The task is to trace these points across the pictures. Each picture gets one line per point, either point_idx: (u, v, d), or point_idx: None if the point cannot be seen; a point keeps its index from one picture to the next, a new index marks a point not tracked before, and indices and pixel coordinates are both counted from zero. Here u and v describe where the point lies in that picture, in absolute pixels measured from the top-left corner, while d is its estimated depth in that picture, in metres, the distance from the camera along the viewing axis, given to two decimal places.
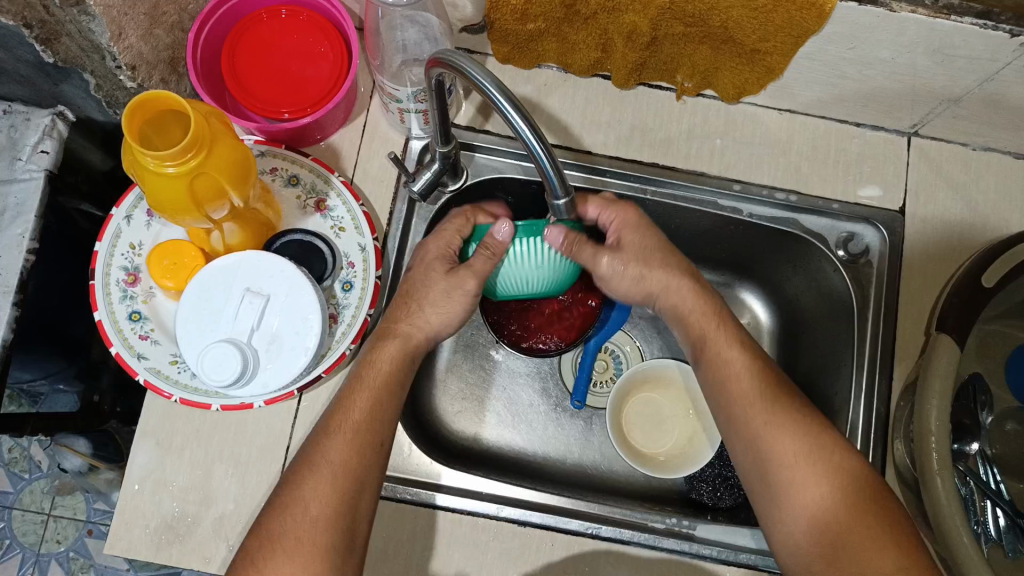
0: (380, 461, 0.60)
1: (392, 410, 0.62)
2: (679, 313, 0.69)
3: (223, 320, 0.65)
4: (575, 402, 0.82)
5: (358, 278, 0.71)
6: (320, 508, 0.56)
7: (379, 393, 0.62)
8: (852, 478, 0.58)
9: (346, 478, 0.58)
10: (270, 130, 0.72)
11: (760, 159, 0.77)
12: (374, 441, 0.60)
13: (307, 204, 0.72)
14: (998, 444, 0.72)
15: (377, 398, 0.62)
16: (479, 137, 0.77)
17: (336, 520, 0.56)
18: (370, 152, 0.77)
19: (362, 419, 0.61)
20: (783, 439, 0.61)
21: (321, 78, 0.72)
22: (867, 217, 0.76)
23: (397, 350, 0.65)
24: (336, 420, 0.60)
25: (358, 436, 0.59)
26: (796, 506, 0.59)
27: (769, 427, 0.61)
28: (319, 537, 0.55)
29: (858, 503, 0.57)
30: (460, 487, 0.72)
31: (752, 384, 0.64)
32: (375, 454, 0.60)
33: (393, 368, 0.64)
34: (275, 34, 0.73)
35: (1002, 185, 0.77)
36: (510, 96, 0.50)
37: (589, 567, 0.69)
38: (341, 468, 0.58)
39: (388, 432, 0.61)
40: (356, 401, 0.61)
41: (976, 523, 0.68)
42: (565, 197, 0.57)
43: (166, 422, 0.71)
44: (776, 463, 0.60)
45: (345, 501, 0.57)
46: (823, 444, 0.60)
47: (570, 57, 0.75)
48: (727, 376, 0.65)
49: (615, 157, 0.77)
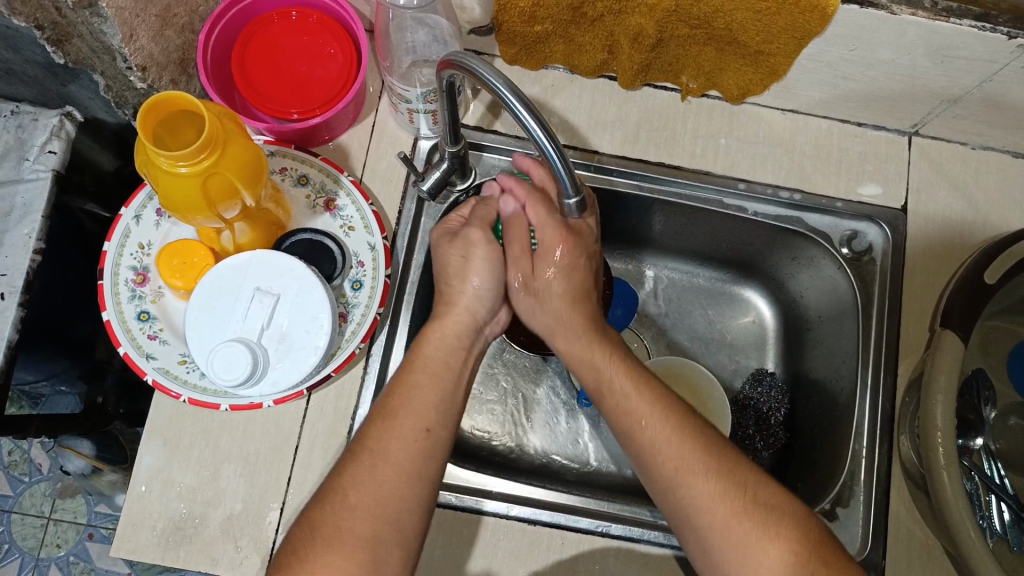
0: (430, 453, 0.57)
1: (451, 403, 0.60)
2: (572, 358, 0.65)
3: (233, 319, 0.65)
4: (580, 400, 0.83)
5: (366, 278, 0.71)
6: (360, 498, 0.54)
7: (438, 384, 0.61)
8: (797, 536, 0.53)
9: (388, 467, 0.55)
10: (279, 131, 0.72)
11: (764, 159, 0.78)
12: (419, 429, 0.58)
13: (316, 204, 0.73)
14: (1002, 439, 0.72)
15: (429, 386, 0.60)
16: (487, 137, 0.78)
17: (380, 514, 0.54)
18: (379, 152, 0.77)
19: (419, 409, 0.59)
20: (698, 484, 0.55)
21: (330, 79, 0.73)
22: (870, 216, 0.77)
23: (444, 331, 0.63)
24: (385, 410, 0.59)
25: (402, 425, 0.57)
26: (731, 554, 0.53)
27: (681, 477, 0.56)
28: (358, 529, 0.53)
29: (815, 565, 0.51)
30: (506, 493, 0.72)
31: (656, 424, 0.58)
32: (422, 443, 0.57)
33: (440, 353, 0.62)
34: (284, 35, 0.73)
35: (1001, 183, 0.78)
36: (521, 98, 0.51)
37: (599, 565, 0.70)
38: (388, 457, 0.56)
39: (436, 420, 0.59)
40: (406, 392, 0.60)
41: (981, 518, 0.69)
42: (575, 196, 0.57)
43: (175, 423, 0.71)
44: (698, 514, 0.54)
45: (389, 494, 0.54)
46: (745, 489, 0.54)
47: (577, 58, 0.76)
48: (626, 416, 0.60)
49: (621, 156, 0.78)
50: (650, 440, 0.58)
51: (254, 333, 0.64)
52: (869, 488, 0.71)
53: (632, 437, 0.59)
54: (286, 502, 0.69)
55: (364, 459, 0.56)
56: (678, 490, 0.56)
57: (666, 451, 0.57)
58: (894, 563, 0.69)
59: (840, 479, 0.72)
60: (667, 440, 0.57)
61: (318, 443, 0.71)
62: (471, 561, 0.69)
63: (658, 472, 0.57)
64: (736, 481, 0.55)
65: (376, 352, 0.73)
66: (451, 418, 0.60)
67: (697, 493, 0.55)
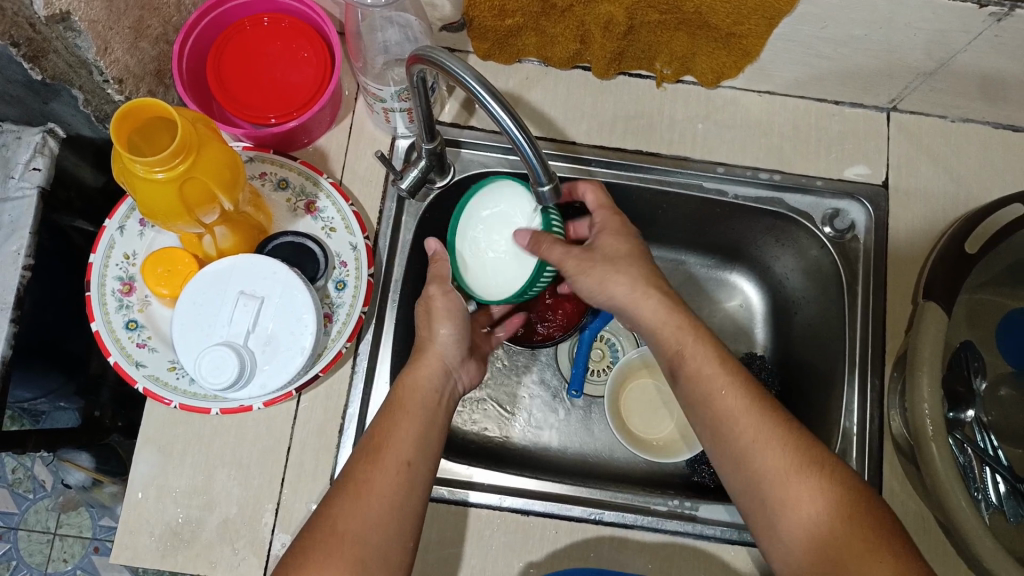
0: (410, 486, 0.58)
1: (432, 437, 0.62)
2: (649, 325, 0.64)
3: (219, 323, 0.65)
4: (573, 393, 0.83)
5: (350, 277, 0.71)
6: (348, 524, 0.55)
7: (418, 424, 0.62)
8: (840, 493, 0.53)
9: (374, 494, 0.56)
10: (258, 136, 0.72)
11: (742, 141, 0.78)
12: (400, 461, 0.59)
13: (297, 207, 0.73)
14: (993, 411, 0.72)
15: (408, 424, 0.62)
16: (464, 133, 0.78)
17: (368, 536, 0.55)
18: (357, 152, 0.78)
19: (406, 440, 0.61)
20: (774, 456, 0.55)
21: (306, 82, 0.73)
22: (851, 193, 0.77)
23: (416, 377, 0.65)
24: (371, 444, 0.60)
25: (385, 461, 0.59)
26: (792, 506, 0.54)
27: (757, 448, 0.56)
28: (344, 551, 0.53)
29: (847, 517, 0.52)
30: (495, 484, 0.72)
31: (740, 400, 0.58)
32: (405, 476, 0.58)
33: (417, 396, 0.64)
34: (258, 42, 0.74)
35: (982, 155, 0.78)
36: (488, 89, 0.52)
37: (595, 554, 0.70)
38: (373, 488, 0.57)
39: (415, 452, 0.60)
40: (392, 428, 0.61)
41: (976, 490, 0.69)
42: (550, 184, 0.57)
43: (168, 429, 0.71)
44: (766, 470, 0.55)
45: (373, 520, 0.55)
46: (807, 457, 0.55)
47: (550, 50, 0.76)
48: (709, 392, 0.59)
49: (599, 147, 0.78)
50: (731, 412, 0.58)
51: (237, 334, 0.65)
52: (863, 464, 0.71)
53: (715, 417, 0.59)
54: (280, 504, 0.70)
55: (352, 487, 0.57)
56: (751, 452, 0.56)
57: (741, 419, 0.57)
58: None
59: (832, 457, 0.71)
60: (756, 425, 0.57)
61: (310, 444, 0.71)
62: (466, 556, 0.69)
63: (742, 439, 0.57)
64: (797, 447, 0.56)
65: (363, 350, 0.73)
66: (430, 455, 0.62)
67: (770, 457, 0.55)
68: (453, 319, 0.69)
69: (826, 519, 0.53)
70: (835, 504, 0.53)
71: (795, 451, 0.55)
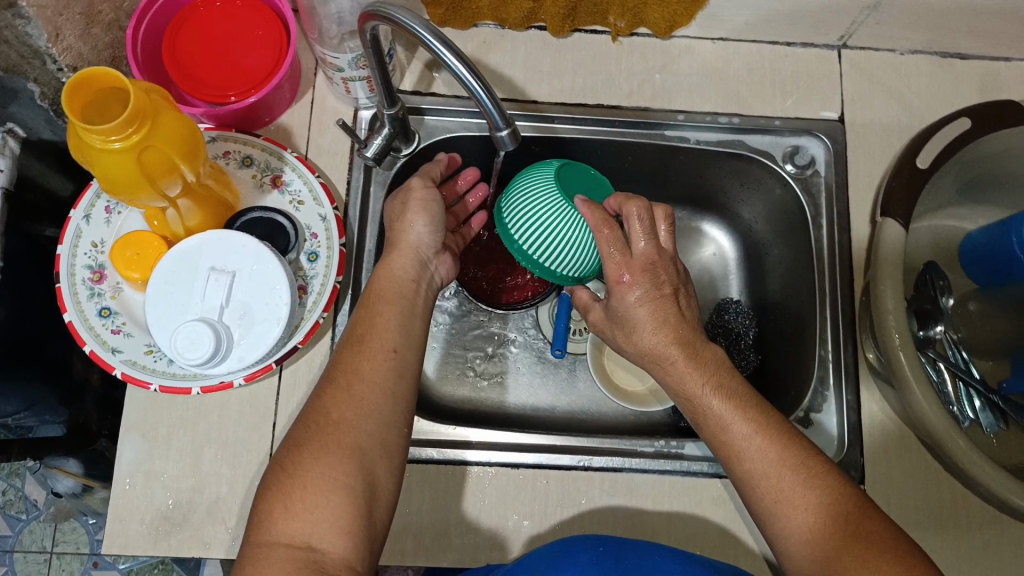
0: (400, 371, 0.60)
1: (414, 330, 0.64)
2: (658, 363, 0.63)
3: (193, 300, 0.65)
4: (556, 350, 0.83)
5: (322, 248, 0.71)
6: (342, 413, 0.57)
7: (400, 311, 0.63)
8: (852, 529, 0.52)
9: (364, 384, 0.58)
10: (219, 115, 0.72)
11: (700, 89, 0.80)
12: (386, 347, 0.61)
13: (263, 182, 0.73)
14: (963, 328, 0.74)
15: (388, 312, 0.63)
16: (426, 100, 0.79)
17: (362, 426, 0.56)
18: (321, 127, 0.78)
19: (384, 339, 0.61)
20: (795, 505, 0.54)
21: (263, 58, 0.73)
22: (808, 129, 0.78)
23: (401, 261, 0.67)
24: (354, 338, 0.61)
25: (370, 347, 0.61)
26: (803, 559, 0.53)
27: (779, 506, 0.55)
28: (343, 439, 0.55)
29: (854, 546, 0.51)
30: (488, 442, 0.73)
31: (762, 455, 0.56)
32: (393, 364, 0.60)
33: (394, 283, 0.66)
34: (212, 22, 0.74)
35: (932, 84, 0.80)
36: (442, 43, 0.53)
37: (587, 499, 0.71)
38: (363, 377, 0.59)
39: (404, 344, 0.62)
40: (376, 322, 0.62)
41: (953, 406, 0.70)
42: (507, 128, 0.57)
43: (150, 415, 0.71)
44: (782, 515, 0.54)
45: (364, 411, 0.57)
46: (819, 485, 0.54)
47: (504, 11, 0.77)
48: (728, 441, 0.58)
49: (561, 104, 0.79)
50: (754, 464, 0.56)
51: (212, 303, 0.64)
52: (842, 391, 0.72)
53: (733, 468, 0.58)
54: None
55: (335, 389, 0.58)
56: (768, 504, 0.55)
57: (759, 466, 0.56)
58: (870, 460, 0.70)
59: (811, 386, 0.73)
60: (768, 472, 0.56)
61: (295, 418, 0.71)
62: (461, 514, 0.70)
63: (757, 495, 0.56)
64: (815, 480, 0.55)
65: (341, 321, 0.73)
66: (413, 340, 0.63)
67: (782, 501, 0.55)
68: (427, 212, 0.68)
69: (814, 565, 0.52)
70: (839, 540, 0.51)
71: (808, 489, 0.54)
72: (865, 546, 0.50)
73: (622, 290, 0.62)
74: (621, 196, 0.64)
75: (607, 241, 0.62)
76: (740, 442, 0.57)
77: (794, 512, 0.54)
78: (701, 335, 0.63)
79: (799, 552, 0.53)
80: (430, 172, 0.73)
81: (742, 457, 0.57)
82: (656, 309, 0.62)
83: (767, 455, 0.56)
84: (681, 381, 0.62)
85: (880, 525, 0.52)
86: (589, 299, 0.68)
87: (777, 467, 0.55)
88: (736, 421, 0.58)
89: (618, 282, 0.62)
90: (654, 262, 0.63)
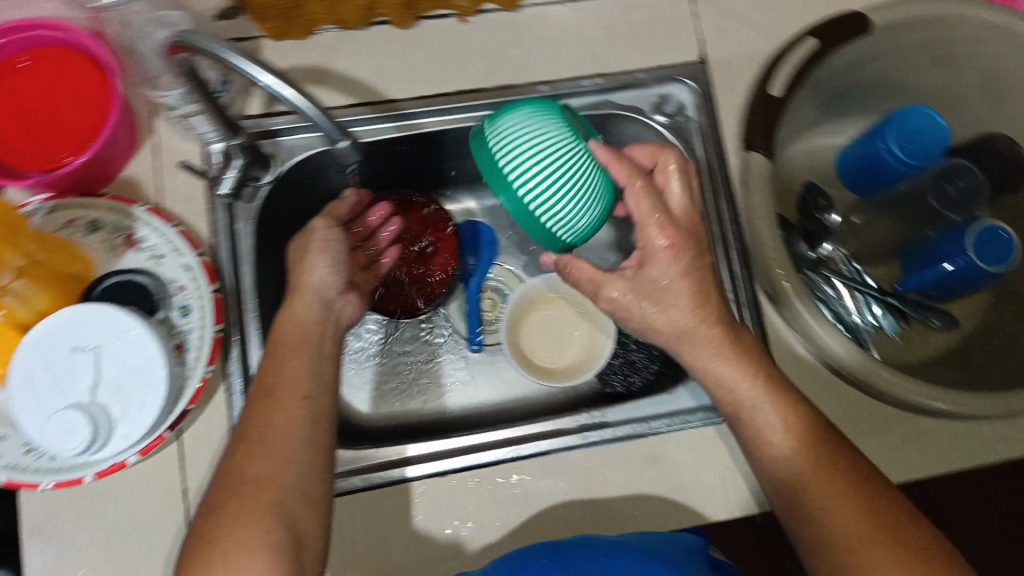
0: (314, 417, 0.57)
1: (325, 370, 0.61)
2: (643, 325, 0.65)
3: (58, 388, 0.59)
4: (472, 345, 0.84)
5: (193, 299, 0.68)
6: (258, 470, 0.53)
7: (307, 356, 0.61)
8: (835, 454, 0.58)
9: (277, 437, 0.55)
10: (52, 182, 0.66)
11: (559, 54, 0.77)
12: (300, 397, 0.58)
13: (116, 246, 0.68)
14: (851, 240, 0.77)
15: (297, 360, 0.60)
16: (275, 121, 0.74)
17: (282, 478, 0.53)
18: (171, 172, 0.72)
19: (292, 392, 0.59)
20: (778, 418, 0.60)
21: (88, 111, 0.68)
22: (672, 76, 0.77)
23: (303, 304, 0.65)
24: (263, 390, 0.58)
25: (279, 398, 0.57)
26: (774, 466, 0.59)
27: (764, 426, 0.60)
28: (261, 497, 0.51)
29: (835, 465, 0.57)
30: (428, 455, 0.71)
31: (750, 390, 0.61)
32: (307, 411, 0.57)
33: (299, 329, 0.63)
34: (23, 84, 0.68)
35: (786, 5, 0.80)
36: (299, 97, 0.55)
37: (522, 489, 0.69)
38: (277, 431, 0.55)
39: (315, 387, 0.59)
40: (279, 370, 0.59)
41: (859, 316, 0.75)
42: (342, 139, 0.60)
43: (50, 516, 0.66)
44: (767, 437, 0.60)
45: (283, 462, 0.54)
46: (806, 416, 0.60)
47: (338, 11, 0.73)
48: (722, 378, 0.62)
49: (417, 97, 0.76)
50: (752, 404, 0.61)
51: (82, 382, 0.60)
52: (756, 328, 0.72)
53: (726, 399, 0.62)
54: None
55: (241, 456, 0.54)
56: (757, 426, 0.60)
57: (746, 394, 0.61)
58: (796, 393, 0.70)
59: None
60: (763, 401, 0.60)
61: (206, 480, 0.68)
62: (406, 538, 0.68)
63: (749, 421, 0.61)
64: (801, 411, 0.60)
65: (233, 372, 0.69)
66: (324, 382, 0.61)
67: (761, 430, 0.60)
68: (328, 251, 0.68)
69: (795, 467, 0.58)
70: (820, 459, 0.57)
71: (798, 417, 0.60)
72: (840, 469, 0.57)
73: (665, 256, 0.62)
74: (658, 149, 0.65)
75: (643, 193, 0.62)
76: (740, 388, 0.61)
77: (776, 438, 0.59)
78: (716, 280, 0.64)
79: (779, 468, 0.59)
80: (335, 212, 0.73)
81: (730, 391, 0.62)
82: (692, 285, 0.62)
83: (766, 396, 0.60)
84: (682, 336, 0.63)
85: (858, 455, 0.58)
86: (593, 270, 0.65)
87: (778, 404, 0.60)
88: (721, 359, 0.62)
89: (653, 246, 0.62)
90: (688, 228, 0.64)
